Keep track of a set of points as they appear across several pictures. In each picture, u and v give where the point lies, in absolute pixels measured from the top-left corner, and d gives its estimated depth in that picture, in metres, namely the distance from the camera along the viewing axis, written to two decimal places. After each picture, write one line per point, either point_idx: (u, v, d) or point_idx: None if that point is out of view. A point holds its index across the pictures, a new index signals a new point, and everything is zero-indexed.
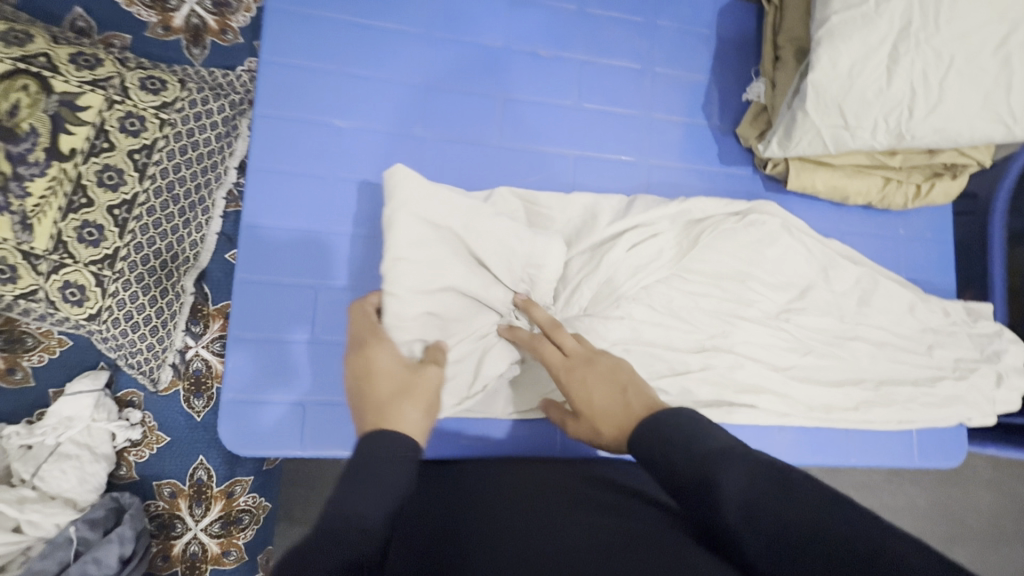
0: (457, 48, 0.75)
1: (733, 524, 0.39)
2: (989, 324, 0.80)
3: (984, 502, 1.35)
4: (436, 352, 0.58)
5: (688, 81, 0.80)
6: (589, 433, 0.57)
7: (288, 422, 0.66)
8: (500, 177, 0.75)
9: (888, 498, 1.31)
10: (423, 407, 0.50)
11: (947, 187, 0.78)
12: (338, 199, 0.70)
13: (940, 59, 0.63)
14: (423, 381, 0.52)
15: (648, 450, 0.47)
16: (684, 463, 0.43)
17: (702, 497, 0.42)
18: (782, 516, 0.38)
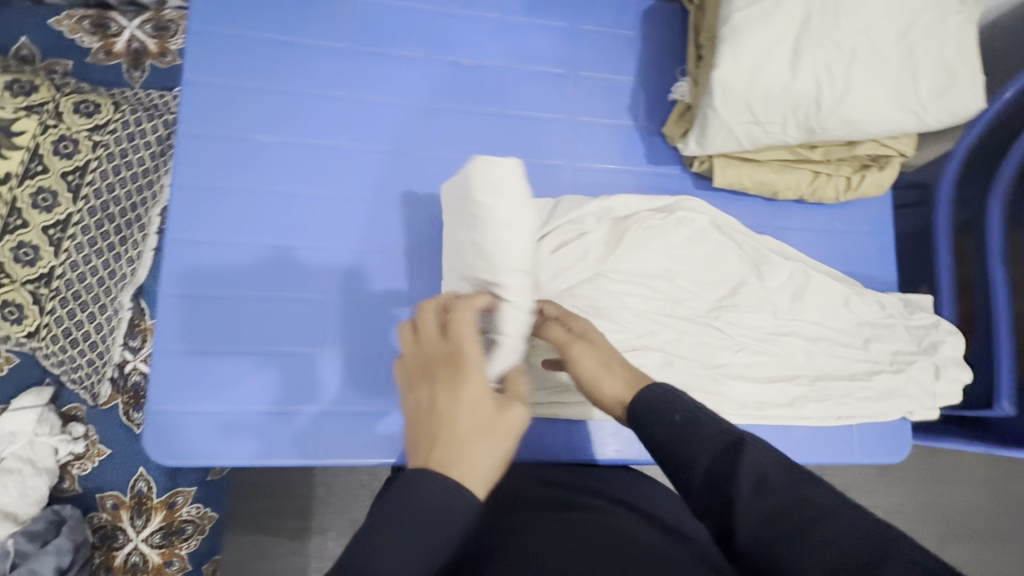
0: (379, 61, 0.76)
1: (745, 498, 0.41)
2: (926, 315, 0.79)
3: (978, 499, 1.32)
4: (517, 376, 0.52)
5: (613, 84, 0.81)
6: (588, 373, 0.56)
7: (207, 432, 0.67)
8: (426, 186, 0.77)
9: (878, 498, 1.28)
10: (500, 454, 0.43)
11: (877, 180, 0.77)
12: (262, 212, 0.72)
13: (843, 51, 0.63)
14: (510, 419, 0.45)
15: (670, 413, 0.47)
16: (711, 434, 0.45)
17: (720, 467, 0.43)
18: (787, 500, 0.40)
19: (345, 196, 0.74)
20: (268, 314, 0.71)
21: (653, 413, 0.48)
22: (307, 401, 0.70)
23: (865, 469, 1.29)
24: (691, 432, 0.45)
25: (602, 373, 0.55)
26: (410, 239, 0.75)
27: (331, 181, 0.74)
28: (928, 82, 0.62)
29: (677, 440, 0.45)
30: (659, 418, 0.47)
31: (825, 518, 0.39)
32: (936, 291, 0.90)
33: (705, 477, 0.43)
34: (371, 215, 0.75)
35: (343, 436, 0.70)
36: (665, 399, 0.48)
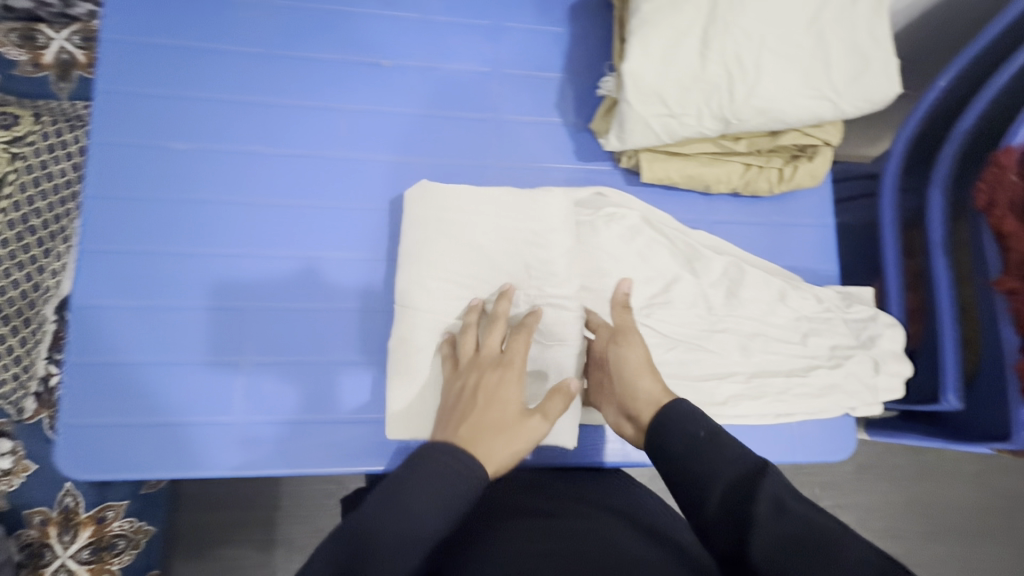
0: (298, 64, 0.75)
1: (764, 513, 0.46)
2: (863, 308, 0.77)
3: (964, 496, 1.27)
4: (556, 397, 0.60)
5: (540, 81, 0.80)
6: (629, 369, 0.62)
7: (157, 446, 0.67)
8: (347, 189, 0.75)
9: (857, 497, 1.24)
10: (508, 448, 0.55)
11: (810, 170, 0.75)
12: (179, 221, 0.71)
13: (751, 39, 0.61)
14: (529, 425, 0.57)
15: (697, 429, 0.53)
16: (731, 456, 0.51)
17: (740, 485, 0.49)
18: (804, 524, 0.45)
19: (268, 202, 0.73)
20: (251, 323, 0.71)
21: (683, 425, 0.54)
22: (322, 412, 0.71)
23: (844, 468, 1.25)
24: (713, 450, 0.52)
25: (644, 371, 0.62)
26: (371, 245, 0.75)
27: (250, 187, 0.73)
28: (840, 70, 0.61)
29: (699, 458, 0.51)
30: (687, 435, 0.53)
31: (836, 541, 0.44)
32: (886, 279, 0.86)
33: (722, 497, 0.49)
34: (307, 218, 0.74)
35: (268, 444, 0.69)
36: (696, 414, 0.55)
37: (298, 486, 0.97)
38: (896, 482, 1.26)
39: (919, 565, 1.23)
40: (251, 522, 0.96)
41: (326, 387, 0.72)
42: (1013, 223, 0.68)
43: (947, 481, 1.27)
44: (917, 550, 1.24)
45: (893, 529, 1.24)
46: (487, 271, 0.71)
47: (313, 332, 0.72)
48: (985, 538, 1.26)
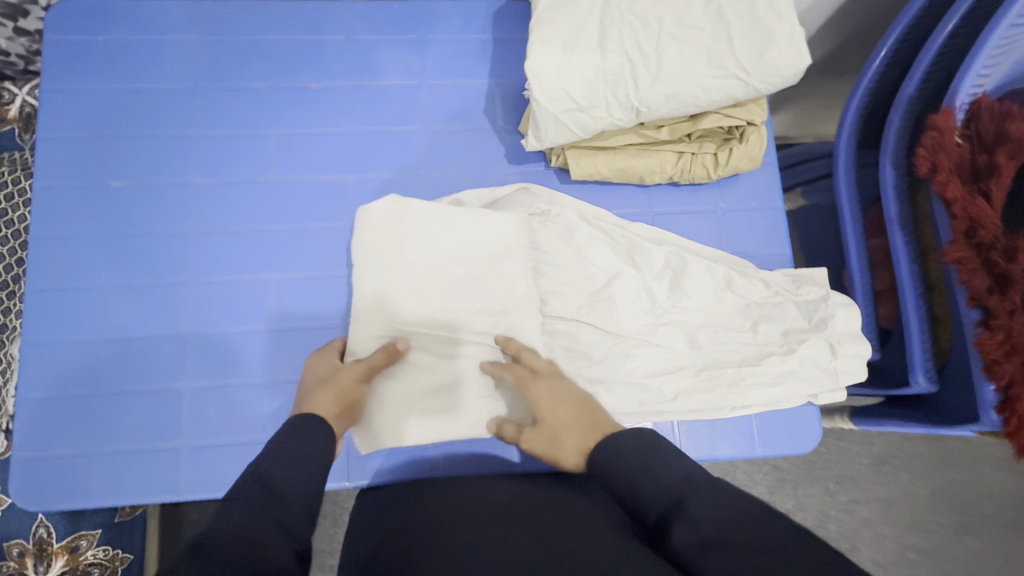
0: (227, 95, 0.78)
1: (691, 549, 0.41)
2: (813, 288, 0.75)
3: (999, 484, 1.16)
4: (379, 353, 0.66)
5: (467, 88, 0.81)
6: (545, 447, 0.60)
7: (106, 474, 0.68)
8: (279, 211, 0.76)
9: (875, 491, 1.15)
10: (335, 399, 0.62)
11: (744, 152, 0.73)
12: (117, 253, 0.74)
13: (648, 27, 0.63)
14: (347, 378, 0.64)
15: (621, 470, 0.50)
16: (659, 491, 0.46)
17: (672, 514, 0.45)
18: (738, 556, 0.39)
19: (202, 230, 0.75)
20: (210, 347, 0.72)
21: (607, 466, 0.51)
22: None
23: (857, 461, 1.16)
24: (638, 487, 0.48)
25: (558, 446, 0.59)
26: (317, 265, 0.75)
27: (183, 217, 0.75)
28: (743, 45, 0.61)
29: (635, 485, 0.48)
30: (622, 465, 0.50)
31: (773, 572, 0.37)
32: (847, 258, 0.81)
33: (660, 513, 0.45)
34: (246, 243, 0.75)
35: (212, 468, 0.69)
36: (610, 457, 0.51)
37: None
38: (918, 476, 1.16)
39: (954, 562, 1.13)
40: None
41: (268, 405, 0.71)
42: (957, 187, 0.64)
43: (978, 471, 1.17)
44: (951, 545, 1.13)
45: (920, 528, 1.14)
46: (444, 277, 0.71)
47: (259, 351, 0.73)
48: None
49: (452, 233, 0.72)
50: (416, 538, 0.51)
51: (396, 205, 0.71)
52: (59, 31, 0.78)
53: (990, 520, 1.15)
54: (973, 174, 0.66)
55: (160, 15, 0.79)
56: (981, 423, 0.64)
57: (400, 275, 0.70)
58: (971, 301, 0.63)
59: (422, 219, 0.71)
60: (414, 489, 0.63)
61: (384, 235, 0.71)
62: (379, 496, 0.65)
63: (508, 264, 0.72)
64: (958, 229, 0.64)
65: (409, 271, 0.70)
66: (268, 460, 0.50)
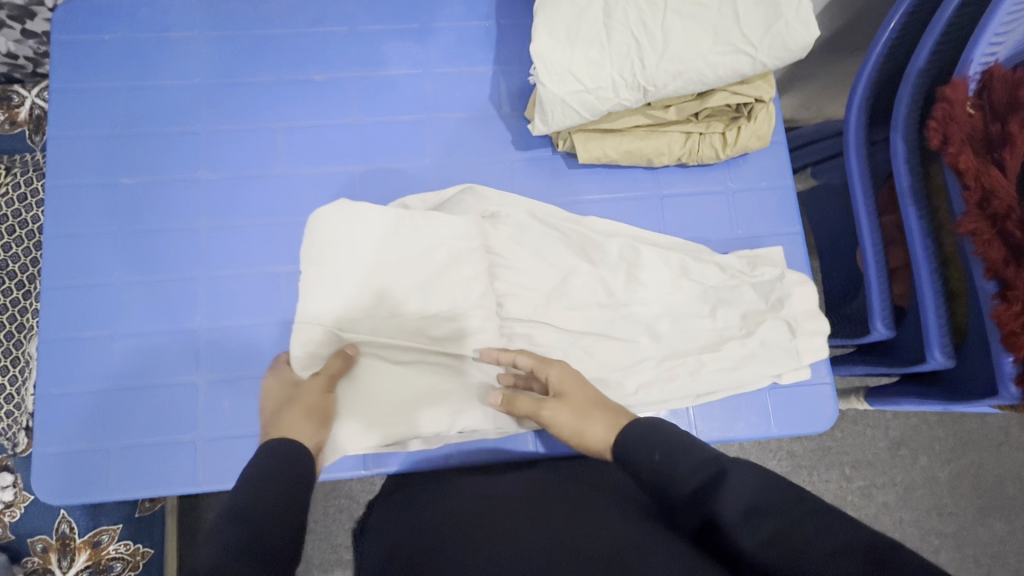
0: (233, 90, 0.78)
1: (733, 520, 0.41)
2: (768, 269, 0.74)
3: (1021, 465, 1.15)
4: (335, 359, 0.67)
5: (471, 76, 0.80)
6: (569, 429, 0.59)
7: (123, 468, 0.69)
8: (287, 204, 0.76)
9: (894, 475, 1.14)
10: (303, 415, 0.62)
11: (753, 130, 0.72)
12: (128, 250, 0.74)
13: (653, 5, 0.63)
14: (308, 395, 0.64)
15: (650, 453, 0.49)
16: (691, 466, 0.45)
17: (704, 492, 0.43)
18: (783, 522, 0.39)
19: (211, 225, 0.75)
20: (222, 339, 0.73)
21: (633, 452, 0.50)
22: None
23: (874, 445, 1.15)
24: (668, 469, 0.46)
25: (585, 427, 0.58)
26: None
27: (192, 212, 0.75)
28: (750, 20, 0.61)
29: (662, 471, 0.47)
30: (649, 448, 0.49)
31: (820, 533, 0.38)
32: (861, 236, 0.80)
33: (691, 491, 0.44)
34: (255, 237, 0.75)
35: (227, 461, 0.70)
36: (635, 443, 0.50)
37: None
38: (937, 459, 1.15)
39: (975, 544, 1.12)
40: None
41: None
42: (969, 158, 0.63)
43: (999, 452, 1.15)
44: (972, 527, 1.12)
45: (940, 510, 1.13)
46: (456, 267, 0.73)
47: (271, 343, 0.73)
48: None
49: (400, 243, 0.72)
50: (443, 537, 0.50)
51: (341, 209, 0.72)
52: (66, 31, 0.78)
53: (1011, 500, 1.13)
54: (986, 143, 0.65)
55: (165, 11, 0.80)
56: (1000, 395, 0.63)
57: (339, 295, 0.71)
58: (987, 273, 0.62)
59: (360, 231, 0.72)
60: (428, 488, 0.62)
61: (322, 255, 0.71)
62: (388, 498, 0.64)
63: (465, 269, 0.73)
64: (971, 200, 0.63)
65: (344, 293, 0.71)
66: (248, 492, 0.49)
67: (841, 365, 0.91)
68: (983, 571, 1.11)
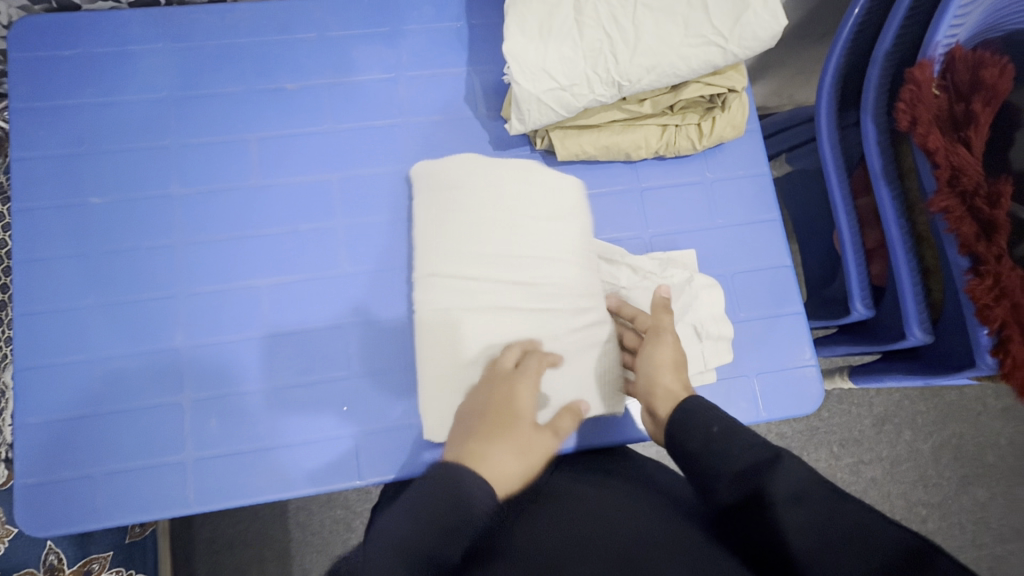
0: (202, 102, 0.77)
1: (782, 497, 0.44)
2: (678, 271, 0.74)
3: (999, 432, 1.18)
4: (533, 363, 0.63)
5: (444, 78, 0.80)
6: (654, 365, 0.64)
7: (111, 494, 0.67)
8: (265, 215, 0.75)
9: (880, 451, 1.17)
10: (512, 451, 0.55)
11: (728, 120, 0.73)
12: (103, 271, 0.72)
13: (624, 3, 0.63)
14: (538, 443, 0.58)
15: (707, 427, 0.52)
16: (743, 447, 0.49)
17: (753, 471, 0.46)
18: (828, 508, 0.42)
19: (188, 241, 0.73)
20: (206, 356, 0.71)
21: (686, 431, 0.54)
22: (281, 435, 0.70)
23: (860, 422, 1.18)
24: (722, 445, 0.50)
25: (663, 371, 0.63)
26: (310, 265, 0.74)
27: (168, 229, 0.74)
28: (720, 12, 0.61)
29: (714, 447, 0.50)
30: (706, 421, 0.53)
31: (862, 526, 0.41)
32: (837, 218, 0.81)
33: (739, 472, 0.47)
34: (234, 251, 0.74)
35: (220, 478, 0.68)
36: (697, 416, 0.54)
37: (306, 516, 1.03)
38: (920, 432, 1.18)
39: (961, 513, 1.15)
40: (264, 557, 1.01)
41: (271, 413, 0.70)
42: (938, 137, 0.65)
43: (977, 422, 1.19)
44: (957, 496, 1.15)
45: (925, 482, 1.16)
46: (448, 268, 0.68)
47: (257, 357, 0.71)
48: None
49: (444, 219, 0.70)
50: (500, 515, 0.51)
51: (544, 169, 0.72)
52: (23, 48, 0.76)
53: (992, 467, 1.17)
54: (953, 124, 0.67)
55: (127, 24, 0.78)
56: (977, 367, 0.65)
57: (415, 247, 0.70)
58: (961, 249, 0.64)
59: (516, 187, 0.70)
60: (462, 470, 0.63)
61: (448, 175, 0.71)
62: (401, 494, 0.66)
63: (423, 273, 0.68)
64: (942, 178, 0.65)
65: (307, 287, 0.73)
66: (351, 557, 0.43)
67: (824, 346, 0.93)
68: (969, 538, 1.14)
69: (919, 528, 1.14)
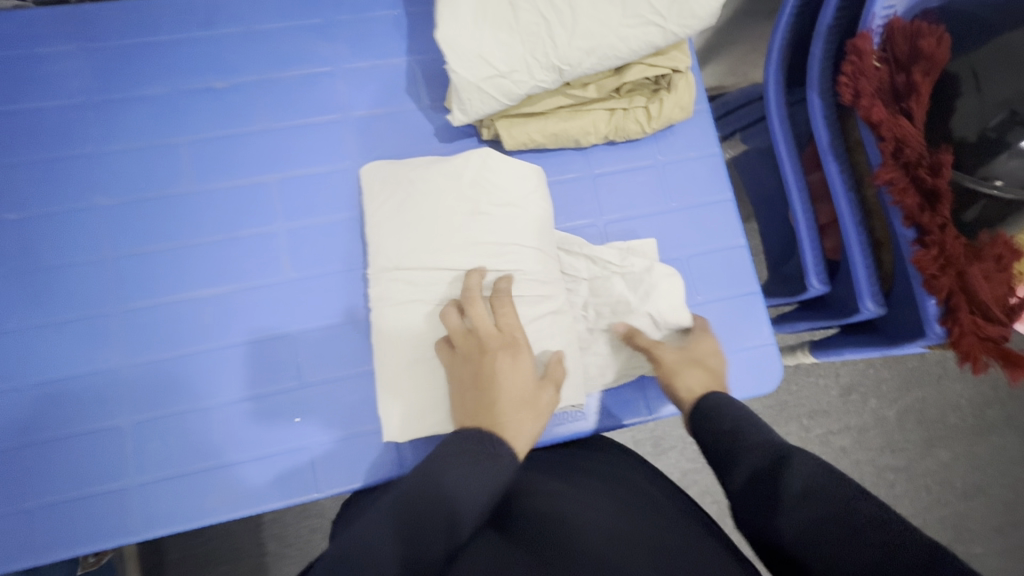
0: (124, 106, 0.72)
1: (794, 496, 0.42)
2: (638, 260, 0.72)
3: (960, 395, 1.21)
4: (555, 366, 0.61)
5: (384, 69, 0.76)
6: (671, 363, 0.65)
7: (51, 527, 0.63)
8: (201, 223, 0.71)
9: (849, 420, 1.19)
10: (535, 422, 0.56)
11: (676, 101, 0.72)
12: (25, 291, 0.68)
13: None
14: (541, 403, 0.58)
15: (721, 423, 0.53)
16: (750, 444, 0.49)
17: (760, 470, 0.46)
18: (836, 505, 0.40)
19: (119, 255, 0.69)
20: (146, 375, 0.67)
21: (702, 426, 0.55)
22: (232, 451, 0.67)
23: (827, 394, 1.20)
24: (730, 443, 0.50)
25: (682, 369, 0.63)
26: (253, 272, 0.70)
27: (95, 244, 0.69)
28: None
29: (724, 445, 0.51)
30: (716, 422, 0.54)
31: (879, 519, 0.38)
32: (790, 196, 0.81)
33: (747, 474, 0.47)
34: (168, 262, 0.70)
35: (169, 500, 0.65)
36: (712, 411, 0.55)
37: (281, 527, 1.00)
38: (883, 399, 1.20)
39: (927, 475, 1.18)
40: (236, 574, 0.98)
41: (220, 429, 0.67)
42: (881, 110, 0.65)
43: (938, 386, 1.21)
44: (923, 459, 1.18)
45: (891, 447, 1.19)
46: (392, 272, 0.65)
47: (201, 372, 0.68)
48: (988, 435, 1.20)
49: (400, 216, 0.66)
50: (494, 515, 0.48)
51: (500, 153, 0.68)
52: None
53: (955, 428, 1.20)
54: (894, 95, 0.67)
55: (35, 25, 0.73)
56: (926, 336, 0.66)
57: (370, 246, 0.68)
58: (906, 221, 0.65)
59: (485, 177, 0.67)
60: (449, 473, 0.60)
61: (405, 171, 0.69)
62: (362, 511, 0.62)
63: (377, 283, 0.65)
64: (886, 151, 0.65)
65: (251, 295, 0.70)
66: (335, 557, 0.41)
67: (787, 323, 0.94)
68: (933, 498, 1.17)
69: (887, 491, 1.17)
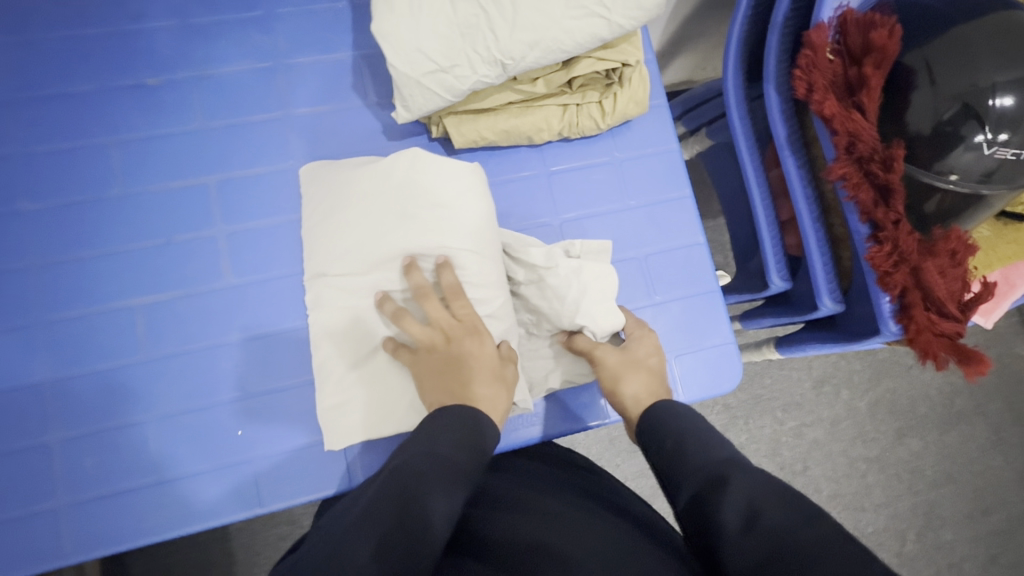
0: (48, 105, 0.68)
1: (732, 527, 0.40)
2: (565, 262, 0.67)
3: (930, 384, 1.22)
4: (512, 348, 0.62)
5: (328, 64, 0.73)
6: (612, 367, 0.62)
7: None
8: (134, 226, 0.67)
9: (821, 412, 1.19)
10: (505, 398, 0.57)
11: (630, 95, 0.70)
12: None
13: None
14: (508, 380, 0.59)
15: (665, 439, 0.52)
16: (696, 463, 0.47)
17: (702, 491, 0.44)
18: (777, 533, 0.38)
19: (44, 262, 0.65)
20: (75, 388, 0.64)
21: (652, 438, 0.53)
22: (170, 467, 0.63)
23: (799, 387, 1.20)
24: (679, 458, 0.49)
25: (626, 372, 0.62)
26: (191, 277, 0.67)
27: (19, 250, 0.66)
28: None
29: (671, 461, 0.49)
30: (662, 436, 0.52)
31: (820, 546, 0.36)
32: (751, 191, 0.80)
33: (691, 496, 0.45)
34: (98, 268, 0.66)
35: (103, 520, 0.61)
36: (659, 423, 0.54)
37: (248, 537, 0.97)
38: (854, 391, 1.21)
39: (898, 464, 1.18)
40: None
41: (155, 443, 0.64)
42: (834, 103, 0.64)
43: (908, 377, 1.22)
44: (894, 449, 1.19)
45: (862, 438, 1.19)
46: (338, 276, 0.65)
47: (135, 383, 0.65)
48: (957, 422, 1.21)
49: (346, 217, 0.65)
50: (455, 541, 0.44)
51: (434, 155, 0.66)
52: None
53: (925, 417, 1.20)
54: (847, 88, 0.65)
55: None
56: (882, 333, 0.65)
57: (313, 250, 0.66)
58: (861, 217, 0.64)
59: (432, 176, 0.64)
60: None
61: (349, 172, 0.67)
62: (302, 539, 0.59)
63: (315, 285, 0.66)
64: (840, 145, 0.64)
65: (188, 301, 0.67)
66: None
67: (751, 319, 0.93)
68: (905, 487, 1.17)
69: (859, 482, 1.17)
